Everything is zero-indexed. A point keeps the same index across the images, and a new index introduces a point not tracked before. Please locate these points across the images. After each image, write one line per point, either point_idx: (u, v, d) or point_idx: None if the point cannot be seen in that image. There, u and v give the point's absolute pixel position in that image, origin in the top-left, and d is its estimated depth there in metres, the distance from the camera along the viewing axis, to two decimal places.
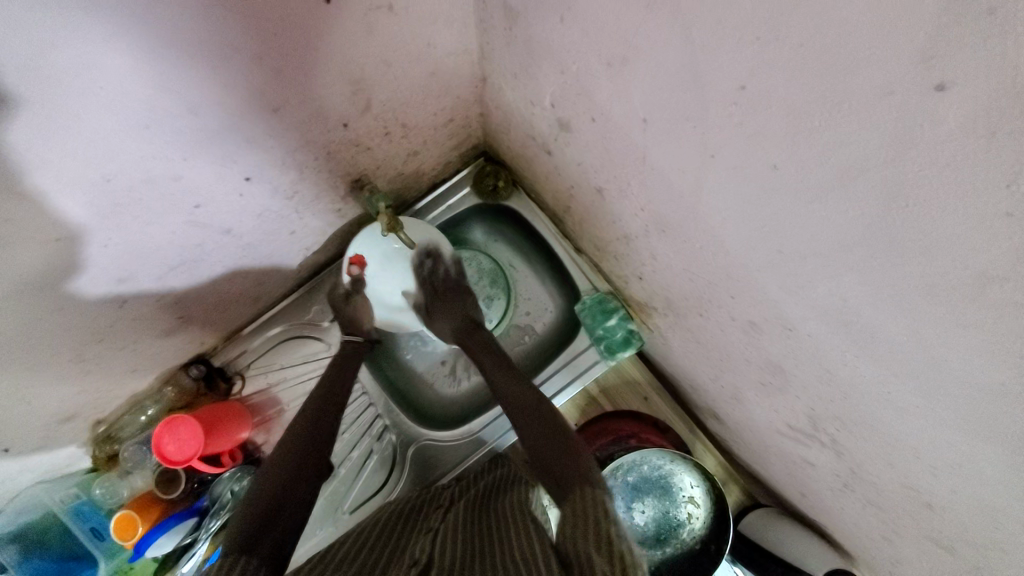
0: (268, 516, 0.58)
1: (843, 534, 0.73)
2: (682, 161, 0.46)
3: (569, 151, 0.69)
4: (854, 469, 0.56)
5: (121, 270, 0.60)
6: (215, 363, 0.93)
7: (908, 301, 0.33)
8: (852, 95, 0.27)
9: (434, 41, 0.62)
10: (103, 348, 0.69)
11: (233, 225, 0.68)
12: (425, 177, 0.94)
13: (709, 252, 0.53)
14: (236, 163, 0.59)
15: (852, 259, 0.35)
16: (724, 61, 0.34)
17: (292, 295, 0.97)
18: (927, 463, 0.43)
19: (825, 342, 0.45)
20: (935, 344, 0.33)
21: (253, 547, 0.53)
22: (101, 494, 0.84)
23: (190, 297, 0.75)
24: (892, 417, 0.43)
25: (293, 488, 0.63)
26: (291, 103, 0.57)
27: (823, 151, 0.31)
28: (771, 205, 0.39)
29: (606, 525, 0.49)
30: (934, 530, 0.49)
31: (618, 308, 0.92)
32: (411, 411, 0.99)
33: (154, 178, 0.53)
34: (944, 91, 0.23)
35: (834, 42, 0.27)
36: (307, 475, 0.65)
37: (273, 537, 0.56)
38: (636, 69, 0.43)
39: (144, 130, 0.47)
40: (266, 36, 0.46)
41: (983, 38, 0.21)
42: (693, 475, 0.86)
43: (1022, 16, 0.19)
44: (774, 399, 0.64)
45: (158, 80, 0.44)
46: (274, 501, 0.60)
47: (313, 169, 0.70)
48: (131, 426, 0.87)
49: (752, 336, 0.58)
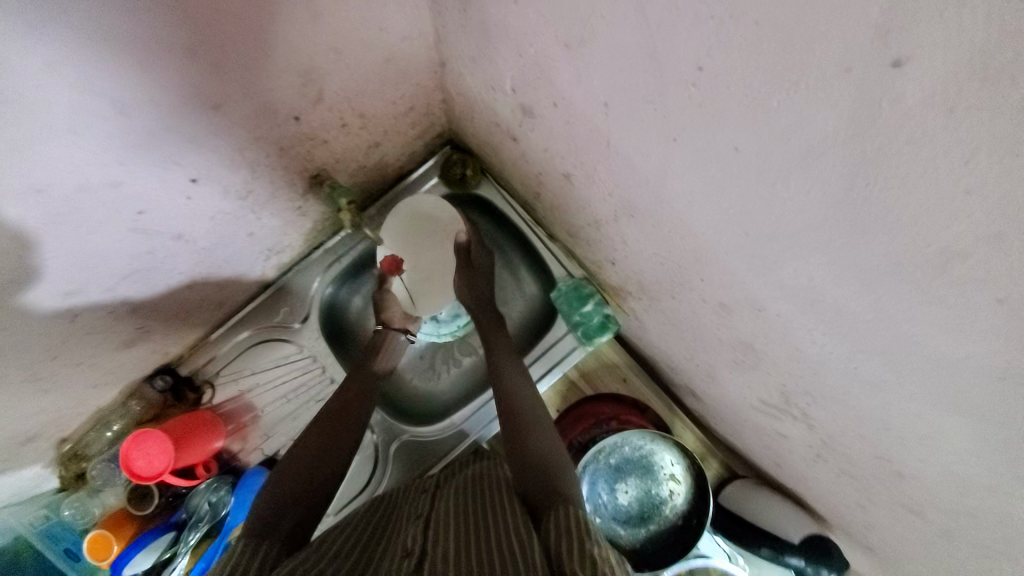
0: (276, 510, 0.57)
1: (817, 500, 0.75)
2: (646, 145, 0.45)
3: (534, 138, 0.67)
4: (825, 440, 0.57)
5: (64, 285, 0.56)
6: (182, 372, 0.90)
7: (873, 278, 0.33)
8: (812, 73, 0.26)
9: (387, 26, 0.59)
10: (57, 366, 0.65)
11: (185, 229, 0.65)
12: (389, 169, 0.91)
13: (679, 236, 0.53)
14: (180, 164, 0.56)
15: (818, 240, 0.35)
16: (683, 41, 0.32)
17: (259, 297, 0.93)
18: (894, 432, 0.44)
19: (794, 321, 0.45)
20: (898, 320, 0.33)
21: (265, 535, 0.52)
22: (72, 515, 0.81)
23: (149, 306, 0.71)
24: (861, 391, 0.44)
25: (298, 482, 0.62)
26: (236, 97, 0.53)
27: (783, 132, 0.31)
28: (735, 188, 0.38)
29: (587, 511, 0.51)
30: (903, 495, 0.51)
31: (593, 293, 0.92)
32: (391, 407, 0.97)
33: (90, 186, 0.49)
34: (902, 68, 0.23)
35: (792, 18, 0.25)
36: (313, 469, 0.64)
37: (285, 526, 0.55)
38: (593, 51, 0.41)
39: (74, 136, 0.44)
40: (200, 25, 0.43)
41: (942, 11, 0.20)
42: (671, 452, 0.87)
43: None
44: (747, 376, 0.65)
45: (85, 82, 0.40)
46: (283, 498, 0.59)
47: (267, 166, 0.67)
48: (98, 443, 0.82)
49: (724, 317, 0.58)
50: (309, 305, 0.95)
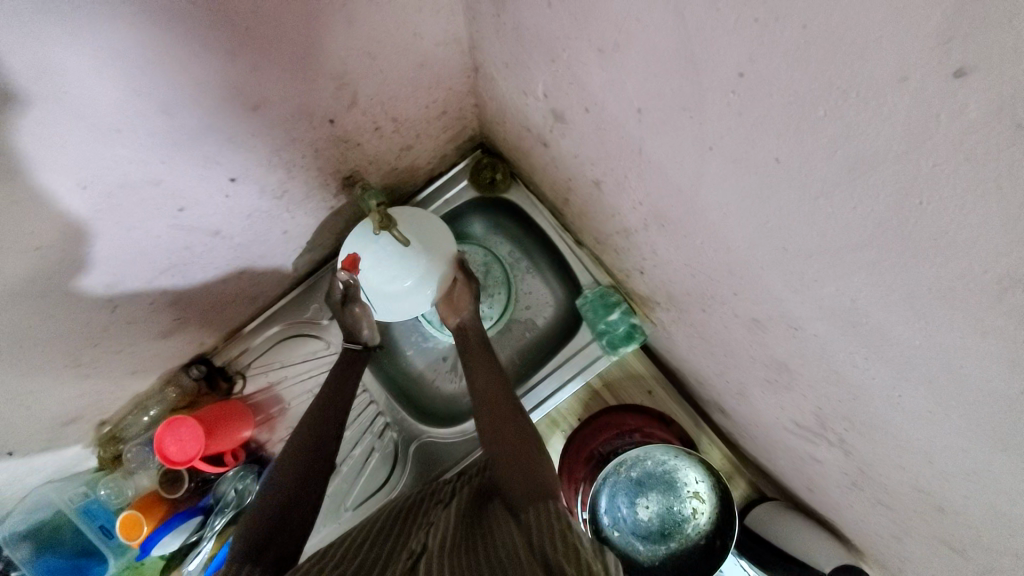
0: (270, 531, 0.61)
1: (852, 530, 0.71)
2: (680, 154, 0.44)
3: (565, 144, 0.66)
4: (862, 468, 0.54)
5: (105, 274, 0.58)
6: (216, 363, 0.93)
7: (921, 301, 0.30)
8: (863, 82, 0.25)
9: (422, 30, 0.59)
10: (99, 352, 0.69)
11: (221, 226, 0.67)
12: (420, 171, 0.91)
13: (711, 247, 0.51)
14: (218, 164, 0.58)
15: (862, 258, 0.32)
16: (723, 47, 0.31)
17: (291, 293, 0.96)
18: (938, 465, 0.41)
19: (833, 342, 0.42)
20: (947, 347, 0.31)
21: (255, 560, 0.56)
22: (107, 495, 0.84)
23: (186, 298, 0.74)
24: (903, 420, 0.41)
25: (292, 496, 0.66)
26: (274, 100, 0.55)
27: (829, 145, 0.29)
28: (774, 200, 0.36)
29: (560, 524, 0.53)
30: (946, 533, 0.47)
31: (620, 302, 0.90)
32: (412, 408, 0.98)
33: (132, 182, 0.52)
34: (965, 80, 0.21)
35: (842, 24, 0.24)
36: (304, 482, 0.68)
37: (274, 550, 0.59)
38: (628, 56, 0.40)
39: (118, 134, 0.46)
40: (241, 30, 0.44)
41: (1010, 17, 0.18)
42: (696, 469, 0.85)
43: None
44: (780, 395, 0.62)
45: (129, 82, 0.42)
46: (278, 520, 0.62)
47: (302, 167, 0.68)
48: (135, 427, 0.87)
49: (757, 334, 0.55)
50: None
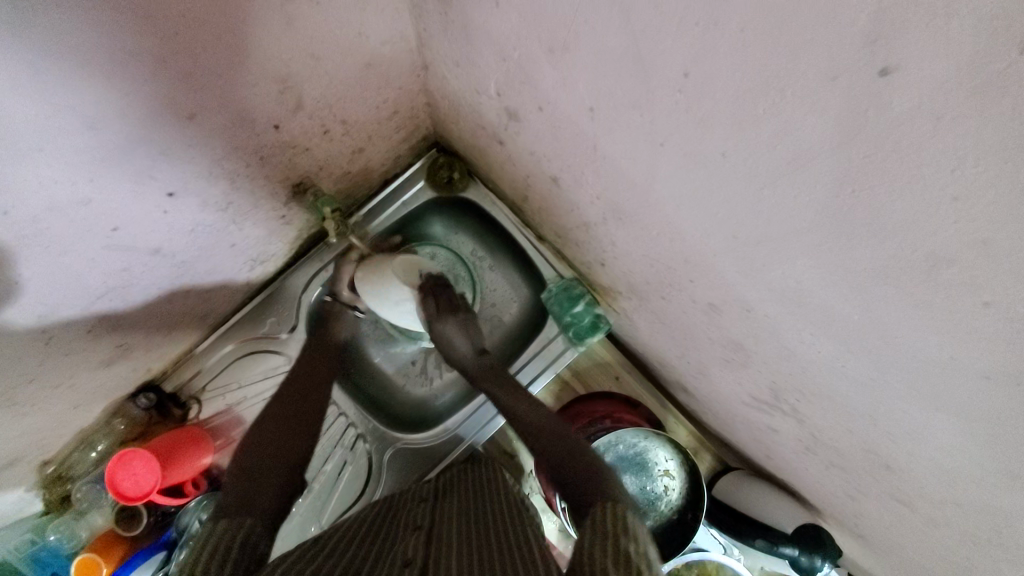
0: (254, 491, 0.58)
1: (808, 491, 0.76)
2: (634, 150, 0.45)
3: (520, 141, 0.66)
4: (815, 435, 0.58)
5: (41, 304, 0.54)
6: (166, 389, 0.87)
7: (862, 280, 0.33)
8: (799, 80, 0.26)
9: (366, 30, 0.58)
10: (34, 388, 0.63)
11: (163, 244, 0.63)
12: (374, 174, 0.89)
13: (668, 238, 0.52)
14: (153, 179, 0.54)
15: (807, 243, 0.34)
16: (668, 47, 0.32)
17: (244, 308, 0.91)
18: (882, 427, 0.44)
19: (783, 321, 0.45)
20: (885, 319, 0.33)
21: (246, 511, 0.54)
22: (58, 539, 0.79)
23: (128, 322, 0.69)
24: (852, 390, 0.44)
25: (282, 478, 0.61)
26: (211, 109, 0.52)
27: (771, 138, 0.30)
28: (723, 191, 0.38)
29: (621, 540, 0.46)
30: (892, 486, 0.51)
31: (584, 293, 0.92)
32: (383, 415, 0.96)
33: (60, 205, 0.48)
34: (889, 77, 0.23)
35: (777, 26, 0.25)
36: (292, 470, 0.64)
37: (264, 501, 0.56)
38: (577, 55, 0.41)
39: (39, 154, 0.42)
40: (169, 35, 0.41)
41: (924, 25, 0.20)
42: (666, 448, 0.88)
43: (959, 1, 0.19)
44: (737, 373, 0.65)
45: (48, 98, 0.39)
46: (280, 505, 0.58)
47: (246, 176, 0.65)
48: (83, 464, 0.81)
49: (714, 317, 0.58)
50: (297, 315, 0.92)
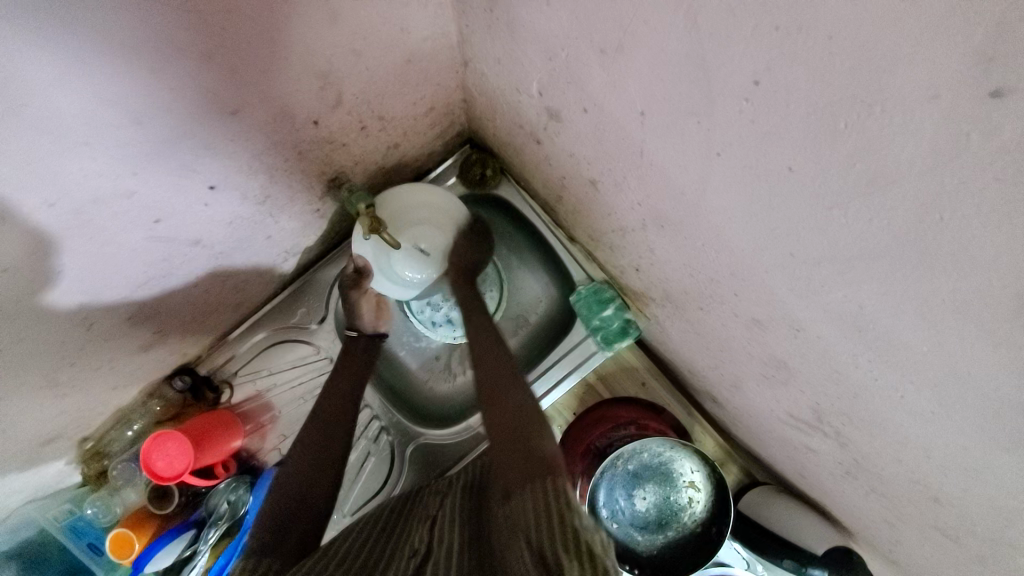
0: (281, 524, 0.57)
1: (842, 514, 0.73)
2: (684, 158, 0.43)
3: (559, 141, 0.64)
4: (858, 460, 0.55)
5: (85, 290, 0.56)
6: (200, 372, 0.89)
7: (935, 312, 0.30)
8: (890, 97, 0.24)
9: (408, 25, 0.57)
10: (77, 370, 0.65)
11: (202, 235, 0.64)
12: (407, 169, 0.88)
13: (713, 249, 0.50)
14: (196, 172, 0.55)
15: (876, 267, 0.32)
16: (737, 54, 0.30)
17: (276, 298, 0.92)
18: (936, 462, 0.41)
19: (837, 345, 0.42)
20: (958, 354, 0.31)
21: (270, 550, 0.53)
22: (95, 513, 0.80)
23: (165, 309, 0.71)
24: (907, 422, 0.41)
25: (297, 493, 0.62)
26: (253, 105, 0.52)
27: (848, 156, 0.28)
28: (784, 208, 0.36)
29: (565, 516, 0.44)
30: (941, 522, 0.48)
31: (614, 297, 0.89)
32: (407, 409, 0.97)
33: (106, 197, 0.48)
34: (1000, 100, 0.20)
35: (870, 36, 0.23)
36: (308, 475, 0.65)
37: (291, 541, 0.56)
38: (632, 58, 0.39)
39: (87, 147, 0.43)
40: (215, 33, 0.41)
41: None
42: (692, 459, 0.84)
43: None
44: (777, 390, 0.62)
45: (97, 92, 0.39)
46: (291, 513, 0.59)
47: (284, 171, 0.65)
48: (119, 442, 0.83)
49: (756, 333, 0.55)
50: (327, 306, 0.94)
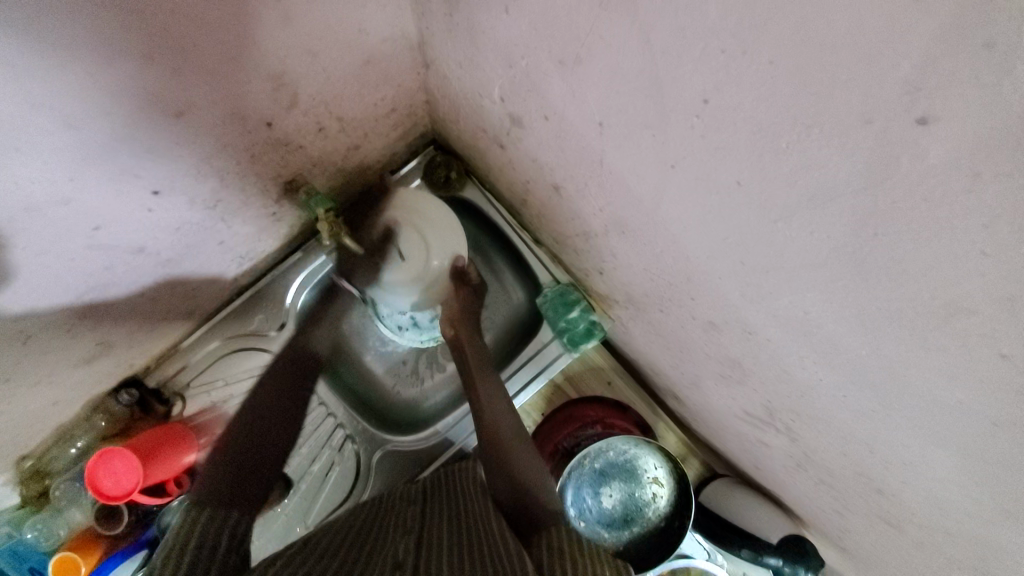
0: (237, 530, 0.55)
1: (795, 503, 0.77)
2: (641, 168, 0.43)
3: (522, 147, 0.64)
4: (807, 454, 0.57)
5: (15, 303, 0.51)
6: (148, 385, 0.84)
7: (872, 318, 0.32)
8: (829, 120, 0.25)
9: (366, 27, 0.55)
10: (9, 388, 0.61)
11: (146, 243, 0.60)
12: (369, 171, 0.86)
13: (671, 255, 0.51)
14: (139, 177, 0.51)
15: (818, 277, 0.34)
16: (688, 73, 0.31)
17: (231, 305, 0.88)
18: (878, 456, 0.43)
19: (785, 347, 0.44)
20: (895, 359, 0.33)
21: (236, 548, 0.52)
22: (36, 537, 0.77)
23: (108, 320, 0.66)
24: (850, 419, 0.43)
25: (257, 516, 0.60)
26: (200, 107, 0.49)
27: (791, 173, 0.30)
28: (734, 218, 0.37)
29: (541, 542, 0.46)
30: (883, 510, 0.51)
31: (579, 299, 0.90)
32: (372, 417, 0.95)
33: (38, 205, 0.45)
34: (928, 126, 0.22)
35: (810, 61, 0.24)
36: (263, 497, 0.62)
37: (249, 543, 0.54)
38: (590, 70, 0.39)
39: (14, 153, 0.39)
40: (156, 33, 0.39)
41: (963, 85, 0.20)
42: (655, 456, 0.86)
43: (1003, 72, 0.18)
44: (733, 388, 0.64)
45: (23, 96, 0.36)
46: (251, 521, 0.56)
47: (237, 174, 0.63)
48: (61, 460, 0.78)
49: (713, 334, 0.57)
50: (287, 312, 0.90)
